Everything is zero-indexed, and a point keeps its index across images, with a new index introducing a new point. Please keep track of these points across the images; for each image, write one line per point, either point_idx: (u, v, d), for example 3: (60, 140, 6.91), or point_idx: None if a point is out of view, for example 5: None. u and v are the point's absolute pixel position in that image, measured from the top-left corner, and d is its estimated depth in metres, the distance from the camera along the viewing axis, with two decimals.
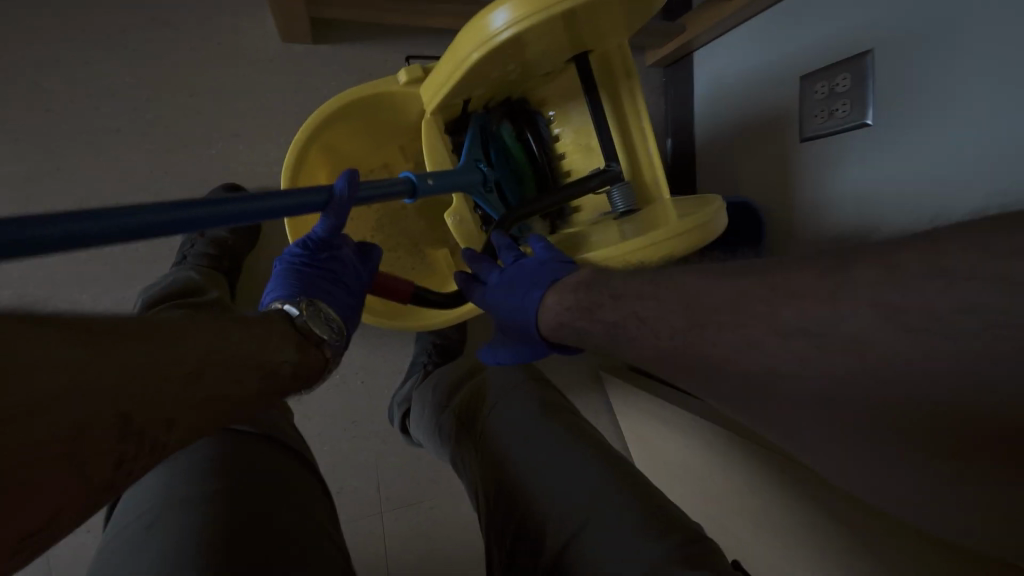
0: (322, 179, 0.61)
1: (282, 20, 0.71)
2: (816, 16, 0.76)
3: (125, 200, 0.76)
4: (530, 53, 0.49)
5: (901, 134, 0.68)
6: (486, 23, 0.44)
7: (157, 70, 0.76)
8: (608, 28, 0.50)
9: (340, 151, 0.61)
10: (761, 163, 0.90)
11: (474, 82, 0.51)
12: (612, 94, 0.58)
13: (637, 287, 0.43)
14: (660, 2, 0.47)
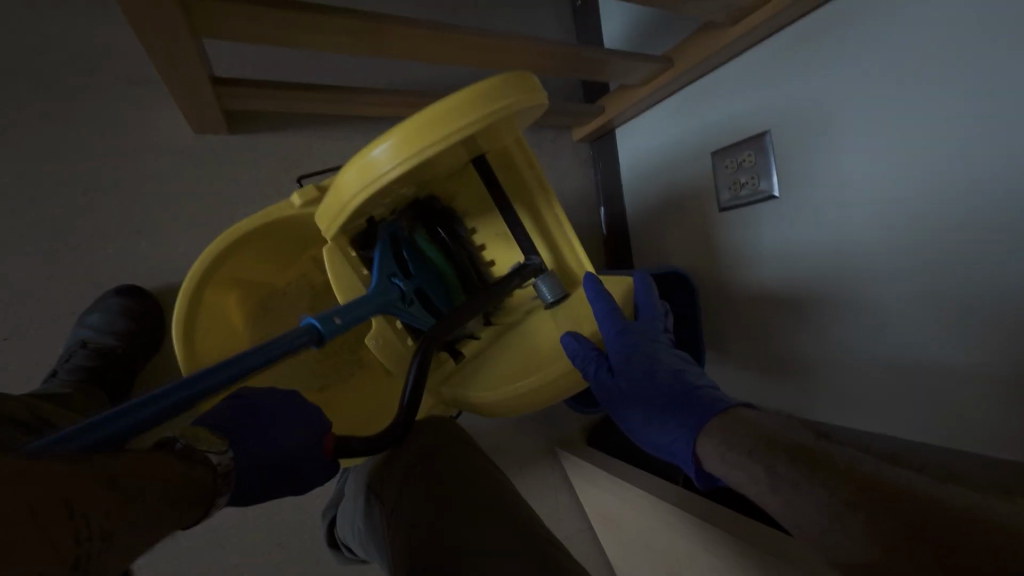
0: (231, 302, 0.60)
1: (192, 111, 0.68)
2: (720, 99, 0.82)
3: (3, 312, 0.67)
4: (426, 171, 0.46)
5: (798, 208, 0.73)
6: (368, 158, 0.41)
7: (45, 167, 0.69)
8: (499, 135, 0.49)
9: (246, 276, 0.59)
10: (687, 230, 0.94)
11: (374, 208, 0.48)
12: (518, 185, 0.56)
13: (754, 426, 0.43)
14: (547, 104, 0.46)
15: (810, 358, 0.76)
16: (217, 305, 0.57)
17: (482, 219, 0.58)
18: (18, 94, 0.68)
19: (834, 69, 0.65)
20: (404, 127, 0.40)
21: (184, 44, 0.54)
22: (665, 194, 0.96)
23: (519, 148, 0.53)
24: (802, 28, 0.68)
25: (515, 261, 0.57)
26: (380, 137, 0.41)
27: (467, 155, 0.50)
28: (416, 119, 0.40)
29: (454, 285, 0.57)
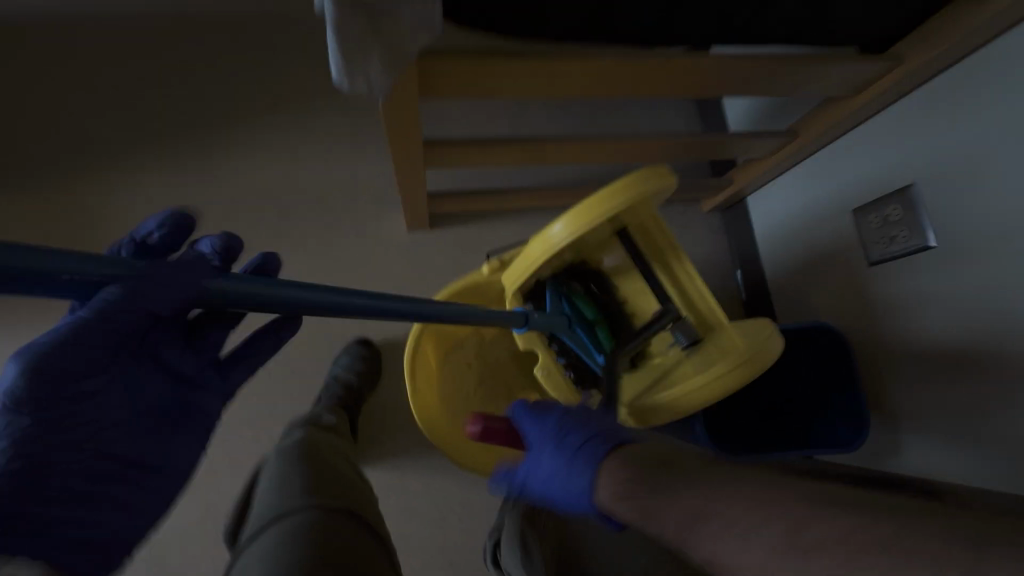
0: (433, 349, 0.80)
1: (412, 215, 0.97)
2: (855, 159, 0.84)
3: (288, 356, 0.98)
4: (582, 240, 0.62)
5: (966, 259, 0.70)
6: (546, 233, 0.58)
7: (318, 257, 1.02)
8: (640, 213, 0.63)
9: (444, 329, 0.80)
10: (834, 287, 0.93)
11: (543, 268, 0.65)
12: (655, 249, 0.68)
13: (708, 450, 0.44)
14: (678, 182, 0.59)
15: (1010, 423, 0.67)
16: (424, 350, 0.78)
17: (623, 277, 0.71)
18: (311, 215, 1.04)
19: (993, 119, 0.65)
20: (571, 210, 0.57)
21: (418, 171, 0.82)
22: (807, 255, 0.97)
23: (657, 223, 0.66)
24: (945, 86, 0.71)
25: (652, 310, 0.68)
26: (555, 218, 0.58)
27: (613, 228, 0.64)
28: (582, 204, 0.57)
29: (604, 325, 0.69)
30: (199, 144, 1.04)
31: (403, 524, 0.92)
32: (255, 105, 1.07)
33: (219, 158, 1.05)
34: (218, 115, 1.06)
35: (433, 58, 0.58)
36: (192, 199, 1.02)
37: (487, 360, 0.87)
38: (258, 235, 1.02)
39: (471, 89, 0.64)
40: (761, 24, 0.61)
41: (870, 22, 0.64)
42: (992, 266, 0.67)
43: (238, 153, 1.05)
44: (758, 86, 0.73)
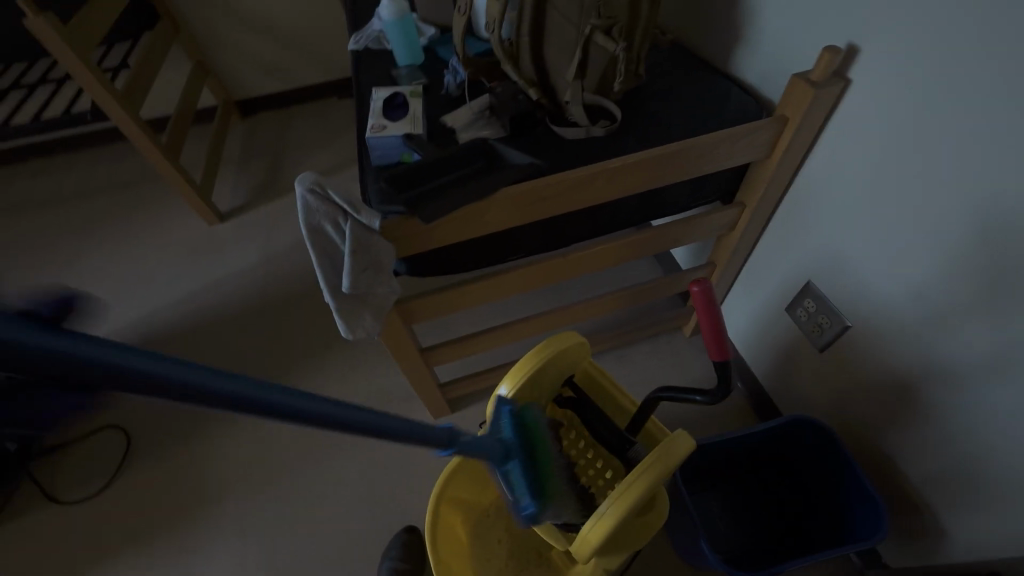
0: (455, 521, 0.91)
1: (432, 405, 1.18)
2: (767, 271, 1.02)
3: (344, 558, 1.09)
4: (530, 397, 0.78)
5: (885, 324, 0.79)
6: (496, 397, 0.75)
7: (363, 459, 1.21)
8: (575, 362, 0.79)
9: (461, 499, 0.92)
10: (807, 379, 0.99)
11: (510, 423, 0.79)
12: (597, 388, 0.83)
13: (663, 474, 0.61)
14: (583, 337, 0.77)
15: (1009, 477, 0.67)
16: (447, 521, 0.89)
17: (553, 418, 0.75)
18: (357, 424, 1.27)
19: (832, 221, 0.82)
20: (508, 375, 0.74)
21: (423, 373, 1.05)
22: (776, 354, 1.06)
23: (593, 367, 0.83)
24: (790, 208, 0.91)
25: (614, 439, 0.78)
26: (502, 383, 0.75)
27: (557, 380, 0.80)
28: (519, 364, 0.75)
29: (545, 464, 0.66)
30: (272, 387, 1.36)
31: None
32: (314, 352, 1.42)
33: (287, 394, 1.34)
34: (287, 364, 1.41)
35: (405, 305, 0.85)
36: (265, 435, 1.27)
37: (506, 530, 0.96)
38: (316, 453, 1.23)
39: (436, 313, 0.90)
40: (620, 218, 0.88)
41: (703, 191, 0.90)
42: (903, 331, 0.76)
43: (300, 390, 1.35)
44: (651, 248, 0.97)
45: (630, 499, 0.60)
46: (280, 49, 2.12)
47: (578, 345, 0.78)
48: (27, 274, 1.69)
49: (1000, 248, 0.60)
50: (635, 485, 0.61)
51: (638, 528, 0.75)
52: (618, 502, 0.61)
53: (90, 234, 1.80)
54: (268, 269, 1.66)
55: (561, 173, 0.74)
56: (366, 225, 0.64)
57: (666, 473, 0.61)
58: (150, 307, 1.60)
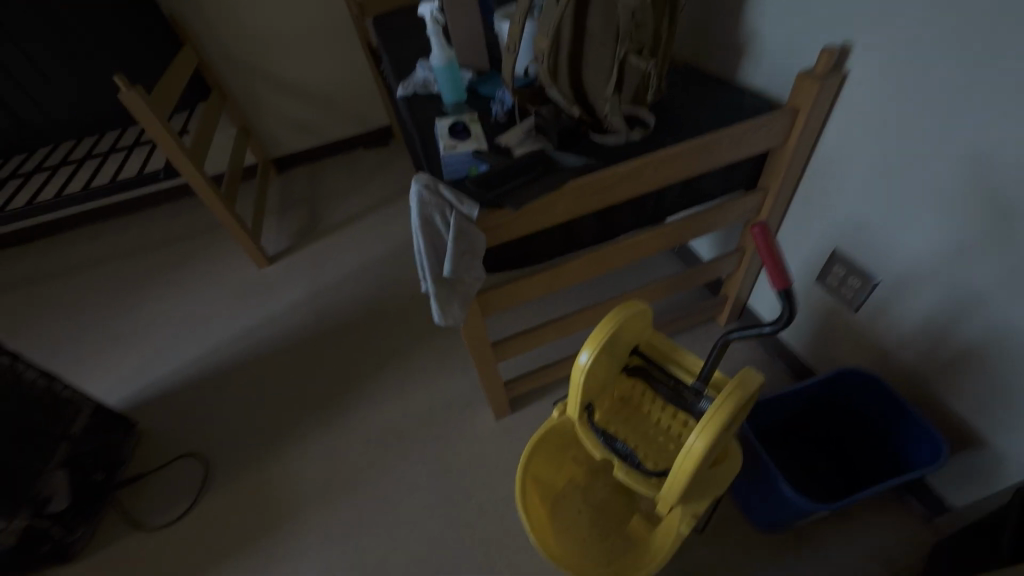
0: (536, 497, 0.95)
1: (495, 403, 1.25)
2: (794, 250, 1.14)
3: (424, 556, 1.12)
4: (606, 362, 0.86)
5: (911, 274, 0.89)
6: (577, 363, 0.83)
7: (432, 462, 1.26)
8: (641, 329, 0.88)
9: (540, 476, 0.96)
10: (845, 343, 1.08)
11: (588, 390, 0.87)
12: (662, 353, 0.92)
13: (737, 406, 0.69)
14: (649, 305, 0.86)
15: None
16: (531, 496, 0.93)
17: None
18: (419, 432, 1.33)
19: (852, 189, 0.94)
20: (588, 341, 0.82)
21: (491, 367, 1.13)
22: (812, 325, 1.15)
23: (656, 336, 0.92)
24: (809, 187, 1.04)
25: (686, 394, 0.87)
26: (582, 350, 0.83)
27: (626, 348, 0.89)
28: (598, 329, 0.82)
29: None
30: (335, 405, 1.43)
31: None
32: (372, 370, 1.50)
33: (349, 412, 1.41)
34: (346, 383, 1.48)
35: (483, 295, 0.95)
36: (334, 450, 1.33)
37: (586, 510, 1.01)
38: (386, 461, 1.28)
39: (506, 303, 1.00)
40: (662, 207, 1.01)
41: (730, 179, 1.03)
42: (926, 278, 0.87)
43: (364, 406, 1.41)
44: (690, 235, 1.08)
45: (714, 428, 0.67)
46: (313, 110, 2.35)
47: (645, 314, 0.87)
48: (93, 324, 1.80)
49: (999, 188, 0.72)
50: (718, 413, 0.68)
51: (717, 474, 0.81)
52: (706, 430, 0.68)
53: (146, 284, 1.92)
54: (319, 301, 1.77)
55: (615, 167, 0.87)
56: (466, 214, 0.77)
57: (740, 404, 0.68)
58: (209, 345, 1.69)
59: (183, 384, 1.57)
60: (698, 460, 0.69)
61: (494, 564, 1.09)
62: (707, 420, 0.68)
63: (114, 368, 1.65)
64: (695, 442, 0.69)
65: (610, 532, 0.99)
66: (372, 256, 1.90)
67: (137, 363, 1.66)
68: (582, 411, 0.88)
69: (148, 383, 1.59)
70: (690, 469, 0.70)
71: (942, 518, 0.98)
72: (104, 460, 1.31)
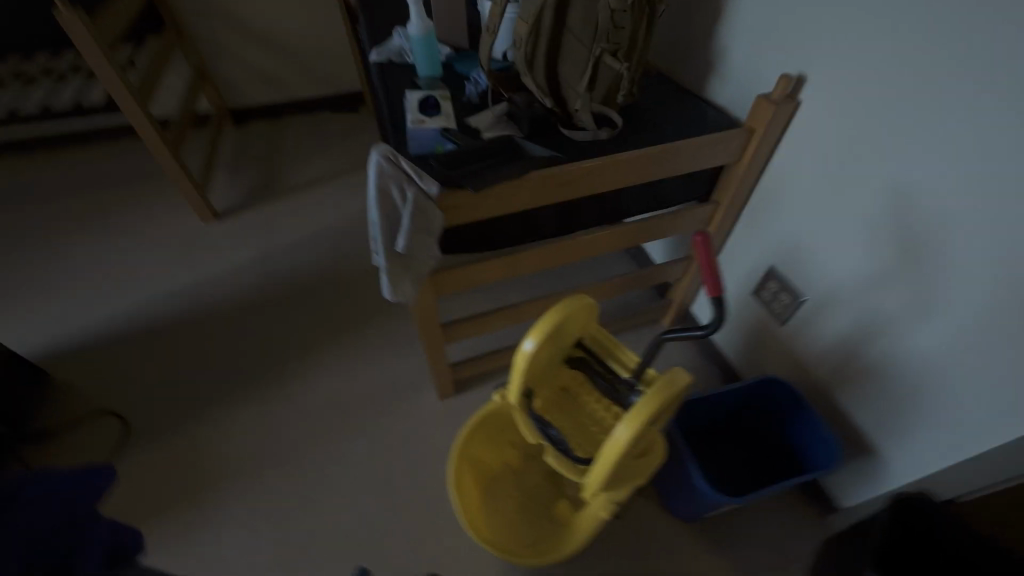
0: (469, 477, 0.96)
1: (441, 385, 1.26)
2: (738, 263, 1.20)
3: (353, 527, 1.12)
4: (548, 352, 0.88)
5: (834, 296, 0.97)
6: (520, 351, 0.85)
7: (371, 437, 1.26)
8: (586, 322, 0.91)
9: (475, 458, 0.98)
10: (771, 354, 1.17)
11: (529, 375, 0.89)
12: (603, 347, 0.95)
13: (665, 403, 0.74)
14: (595, 300, 0.89)
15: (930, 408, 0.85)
16: (464, 476, 0.95)
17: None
18: (361, 405, 1.32)
19: (791, 213, 1.01)
20: (532, 329, 0.84)
21: (439, 349, 1.13)
22: (746, 334, 1.23)
23: (600, 328, 0.95)
24: (756, 205, 1.10)
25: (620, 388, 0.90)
26: (526, 338, 0.85)
27: (570, 340, 0.91)
28: (544, 319, 0.84)
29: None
30: (275, 374, 1.39)
31: None
32: (318, 341, 1.46)
33: (289, 381, 1.37)
34: (288, 352, 1.44)
35: (436, 275, 0.95)
36: (269, 419, 1.29)
37: (516, 493, 1.05)
38: (323, 434, 1.27)
39: (459, 285, 1.00)
40: (621, 207, 1.04)
41: (686, 188, 1.07)
42: (845, 300, 0.95)
43: (306, 377, 1.38)
44: (645, 239, 1.12)
45: (640, 421, 0.71)
46: (279, 62, 2.21)
47: (591, 307, 0.89)
48: (7, 266, 1.64)
49: (914, 226, 0.79)
50: (645, 408, 0.72)
51: (643, 463, 0.86)
52: (632, 423, 0.71)
53: (74, 227, 1.77)
54: (267, 265, 1.68)
55: (578, 163, 0.89)
56: (425, 191, 0.77)
57: (666, 400, 0.72)
58: (140, 298, 1.58)
59: (108, 339, 1.47)
60: (623, 453, 0.73)
61: (422, 540, 1.11)
62: (635, 412, 0.72)
63: (29, 316, 1.52)
64: (620, 433, 0.73)
65: (536, 513, 1.03)
66: (329, 225, 1.83)
67: (56, 312, 1.53)
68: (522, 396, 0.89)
69: (67, 335, 1.48)
70: (614, 458, 0.74)
71: (832, 518, 1.08)
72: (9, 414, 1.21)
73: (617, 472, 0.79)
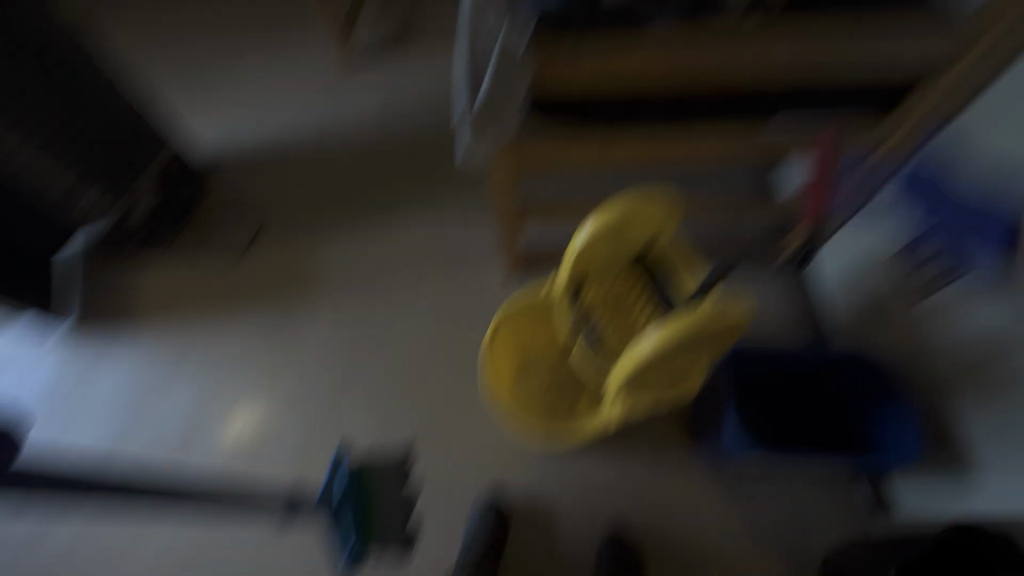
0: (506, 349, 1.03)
1: (510, 258, 1.27)
2: (887, 214, 0.96)
3: (407, 356, 1.26)
4: (604, 247, 0.84)
5: (1014, 280, 0.77)
6: (575, 239, 0.82)
7: (437, 286, 1.34)
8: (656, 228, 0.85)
9: (514, 334, 1.03)
10: (889, 325, 1.00)
11: (581, 265, 0.89)
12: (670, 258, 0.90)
13: (708, 323, 0.71)
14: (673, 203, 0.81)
15: None
16: (499, 347, 1.00)
17: (392, 463, 0.82)
18: (433, 255, 1.37)
19: (1012, 160, 0.77)
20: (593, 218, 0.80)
21: (509, 224, 1.11)
22: (864, 297, 1.04)
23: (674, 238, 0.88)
24: (958, 142, 0.85)
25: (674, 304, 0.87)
26: (584, 227, 0.81)
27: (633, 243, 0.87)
28: (609, 210, 0.79)
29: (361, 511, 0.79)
30: (369, 205, 1.47)
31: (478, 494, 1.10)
32: (409, 182, 1.48)
33: (378, 214, 1.45)
34: (384, 187, 1.49)
35: (516, 144, 0.88)
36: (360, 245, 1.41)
37: (550, 374, 1.08)
38: (398, 269, 1.36)
39: (541, 160, 0.93)
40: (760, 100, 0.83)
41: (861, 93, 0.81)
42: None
43: (392, 214, 1.44)
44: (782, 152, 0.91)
45: (677, 331, 0.70)
46: None
47: (668, 209, 0.82)
48: (162, 45, 1.77)
49: None
50: (683, 321, 0.70)
51: (674, 380, 0.81)
52: (666, 331, 0.71)
53: (210, 14, 1.81)
54: (385, 88, 1.64)
55: (720, 29, 0.70)
56: (511, 46, 0.69)
57: (710, 318, 0.70)
58: (264, 101, 1.66)
59: (238, 135, 1.61)
60: (642, 352, 0.72)
61: (463, 385, 1.21)
62: (673, 324, 0.71)
63: (177, 100, 1.68)
64: (654, 342, 0.72)
65: (564, 398, 1.07)
66: (441, 59, 1.69)
67: (193, 103, 1.67)
68: (569, 284, 0.90)
69: (203, 123, 1.64)
70: (638, 361, 0.74)
71: (886, 514, 1.00)
72: (177, 185, 1.43)
73: (637, 375, 0.77)
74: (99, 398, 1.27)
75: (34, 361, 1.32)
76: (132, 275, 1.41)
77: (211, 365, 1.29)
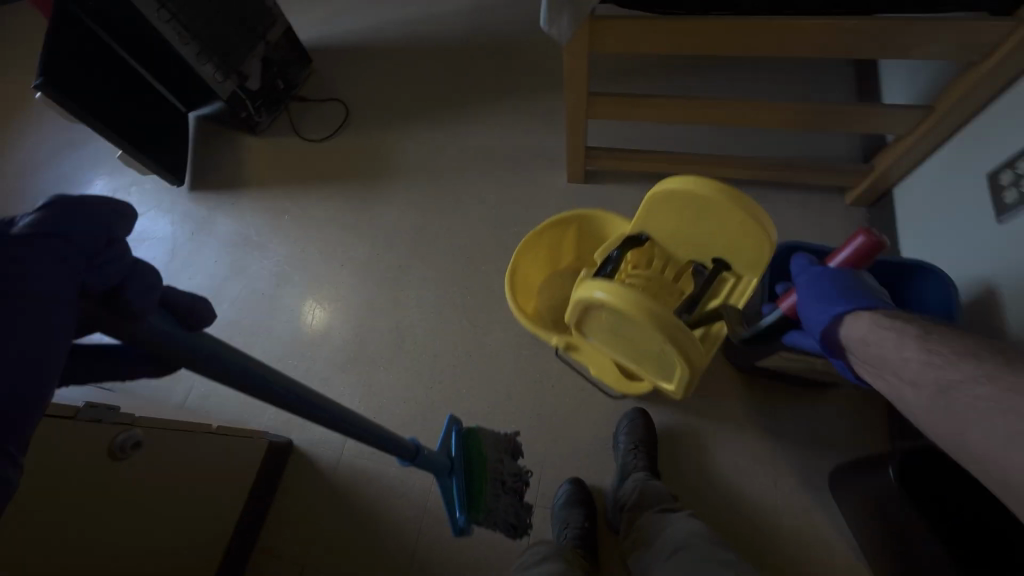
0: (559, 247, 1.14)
1: (574, 164, 1.30)
2: (993, 131, 0.89)
3: (463, 245, 1.36)
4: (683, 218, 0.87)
5: None
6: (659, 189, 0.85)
7: (502, 186, 1.41)
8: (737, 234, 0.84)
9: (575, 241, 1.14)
10: (961, 256, 0.95)
11: (663, 222, 0.90)
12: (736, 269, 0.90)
13: (652, 319, 0.74)
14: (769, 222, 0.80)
15: None
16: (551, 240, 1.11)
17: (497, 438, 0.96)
18: (502, 158, 1.44)
19: None
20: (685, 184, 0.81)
21: (580, 120, 1.14)
22: (941, 228, 0.99)
23: (744, 279, 0.90)
24: None
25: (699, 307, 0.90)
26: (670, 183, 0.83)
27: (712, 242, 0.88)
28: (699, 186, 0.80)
29: (473, 478, 0.93)
30: (449, 107, 1.54)
31: (512, 371, 1.20)
32: (491, 90, 1.53)
33: (455, 118, 1.52)
34: (464, 92, 1.55)
35: (601, 22, 0.90)
36: (436, 144, 1.50)
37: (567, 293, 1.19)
38: (469, 169, 1.44)
39: (622, 45, 0.94)
40: None
41: None
42: None
43: (469, 119, 1.51)
44: (880, 51, 0.85)
45: (622, 303, 0.75)
46: None
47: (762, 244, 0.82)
48: None
49: None
50: (629, 305, 0.75)
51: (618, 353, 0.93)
52: (612, 295, 0.75)
53: None
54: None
55: None
56: None
57: (642, 318, 0.73)
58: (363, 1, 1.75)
59: (335, 31, 1.72)
60: (589, 300, 0.79)
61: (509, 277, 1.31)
62: (627, 300, 0.75)
63: None
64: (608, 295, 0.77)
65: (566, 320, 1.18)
66: None
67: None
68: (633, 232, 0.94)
69: (307, 17, 1.76)
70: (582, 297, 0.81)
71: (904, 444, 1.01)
72: (284, 70, 1.57)
73: (593, 316, 0.85)
74: (207, 249, 1.48)
75: (158, 213, 1.55)
76: (239, 148, 1.60)
77: (297, 232, 1.46)
